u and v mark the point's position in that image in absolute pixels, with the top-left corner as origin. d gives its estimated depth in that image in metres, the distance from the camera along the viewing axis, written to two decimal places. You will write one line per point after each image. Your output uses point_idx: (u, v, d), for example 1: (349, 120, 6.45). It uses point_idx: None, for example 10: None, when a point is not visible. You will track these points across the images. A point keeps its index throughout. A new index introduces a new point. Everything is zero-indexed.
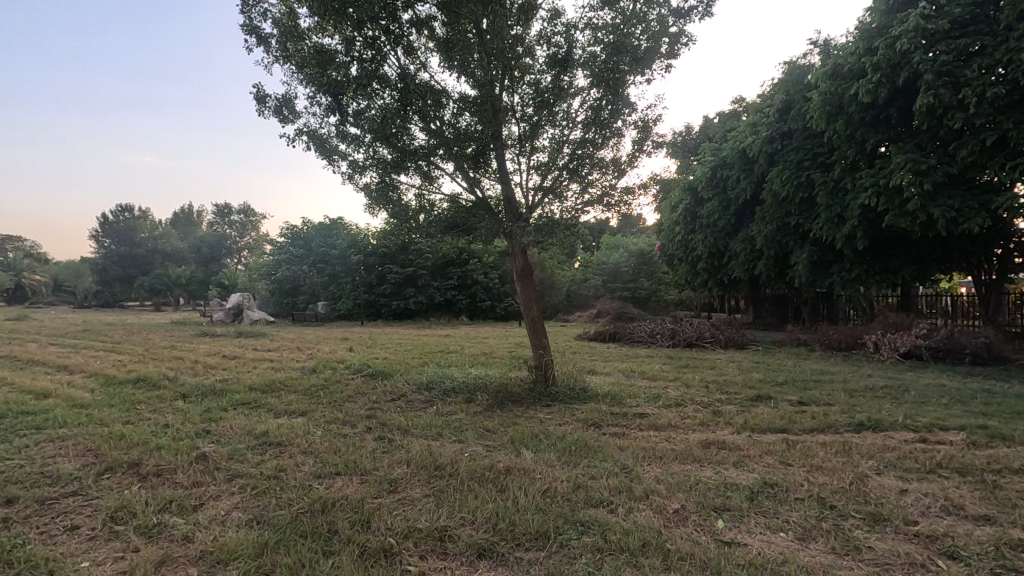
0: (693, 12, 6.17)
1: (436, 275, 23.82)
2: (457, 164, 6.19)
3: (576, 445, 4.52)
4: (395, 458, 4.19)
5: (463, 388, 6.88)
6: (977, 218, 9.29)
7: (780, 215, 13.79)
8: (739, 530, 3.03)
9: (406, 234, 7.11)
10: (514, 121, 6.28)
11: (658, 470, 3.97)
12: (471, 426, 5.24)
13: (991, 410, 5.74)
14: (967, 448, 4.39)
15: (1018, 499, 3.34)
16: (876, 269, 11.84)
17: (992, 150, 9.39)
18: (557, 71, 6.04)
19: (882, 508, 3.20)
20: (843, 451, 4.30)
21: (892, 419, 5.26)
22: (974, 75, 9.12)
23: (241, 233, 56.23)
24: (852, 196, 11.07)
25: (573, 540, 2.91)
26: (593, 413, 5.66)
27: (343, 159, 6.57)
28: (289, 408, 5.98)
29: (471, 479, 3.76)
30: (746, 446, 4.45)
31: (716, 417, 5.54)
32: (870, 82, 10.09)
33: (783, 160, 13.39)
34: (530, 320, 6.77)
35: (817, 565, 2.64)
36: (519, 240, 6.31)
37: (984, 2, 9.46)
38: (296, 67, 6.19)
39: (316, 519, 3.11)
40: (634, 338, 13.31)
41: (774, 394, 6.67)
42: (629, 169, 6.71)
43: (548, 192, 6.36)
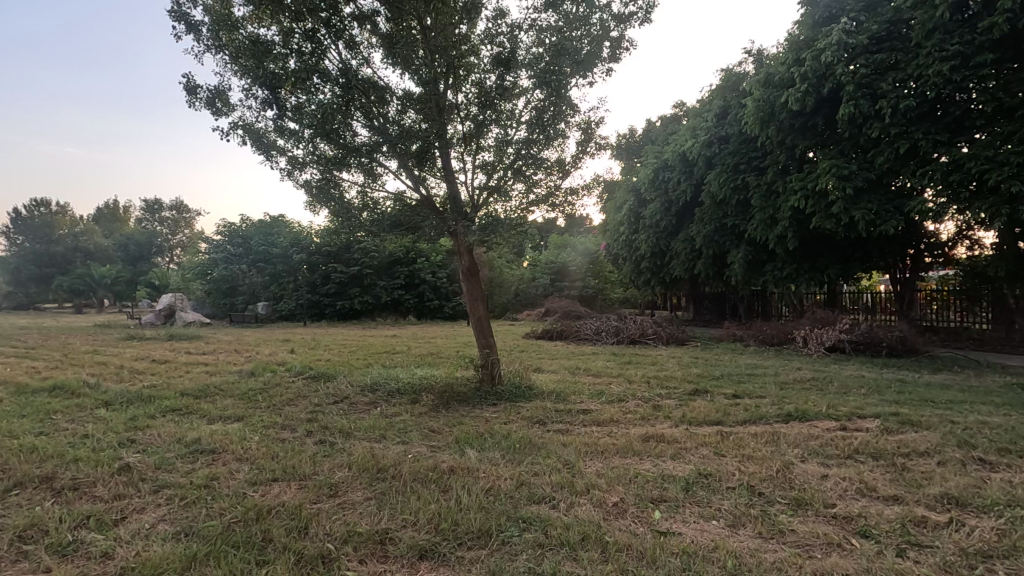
0: (633, 18, 6.36)
1: (383, 275, 23.41)
2: (402, 162, 6.12)
3: (521, 443, 4.55)
4: (337, 462, 4.09)
5: (408, 389, 6.78)
6: (893, 221, 10.00)
7: (718, 215, 14.40)
8: (674, 520, 3.15)
9: (348, 233, 6.94)
10: (459, 120, 6.26)
11: (600, 465, 4.06)
12: (415, 427, 5.20)
13: (904, 398, 6.21)
14: (880, 434, 4.72)
15: (923, 479, 3.63)
16: (804, 269, 12.56)
17: (905, 157, 10.13)
18: (501, 72, 6.06)
19: (805, 493, 3.40)
20: (772, 441, 4.54)
21: (817, 410, 5.59)
22: (890, 87, 9.80)
23: (173, 231, 53.06)
24: (783, 199, 11.69)
25: (514, 537, 2.93)
26: (538, 411, 5.73)
27: (282, 154, 6.35)
28: (224, 413, 5.72)
29: (414, 480, 3.74)
30: (683, 439, 4.63)
31: (656, 411, 5.73)
32: (799, 91, 10.68)
33: (720, 163, 13.99)
34: (476, 318, 6.76)
35: (745, 549, 2.77)
36: (463, 239, 6.28)
37: (898, 21, 10.19)
38: (230, 58, 5.94)
39: (250, 528, 3.00)
40: (580, 335, 13.53)
41: (710, 387, 6.96)
42: (573, 169, 6.84)
43: (494, 190, 6.39)
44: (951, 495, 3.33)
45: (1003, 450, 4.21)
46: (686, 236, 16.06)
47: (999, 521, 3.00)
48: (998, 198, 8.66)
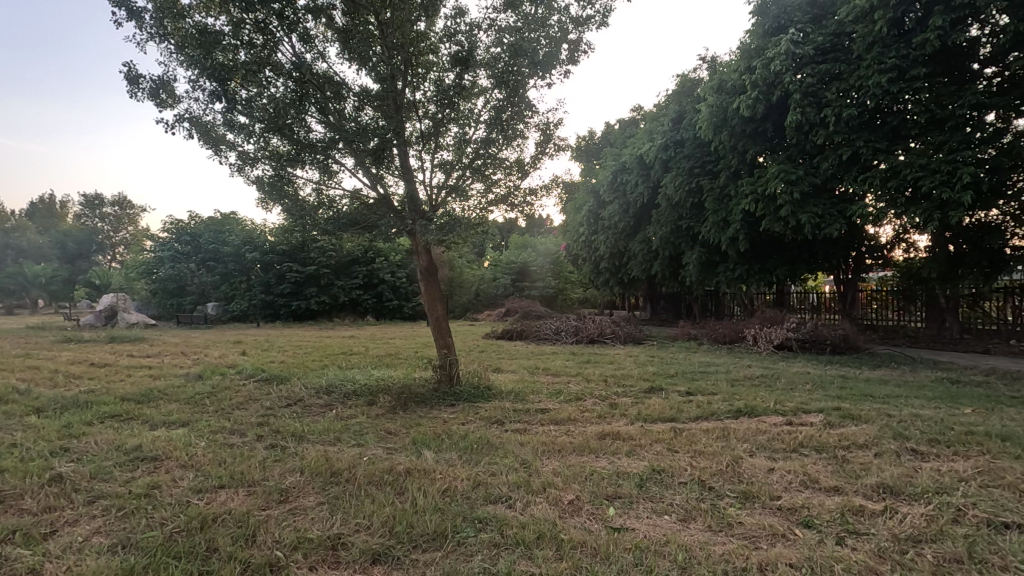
0: (590, 22, 6.45)
1: (341, 274, 22.95)
2: (359, 160, 6.00)
3: (478, 443, 4.54)
4: (288, 466, 3.98)
5: (364, 391, 6.67)
6: (836, 224, 10.47)
7: (674, 217, 14.77)
8: (628, 515, 3.20)
9: (302, 232, 6.75)
10: (418, 118, 6.20)
11: (556, 463, 4.09)
12: (371, 428, 5.11)
13: (846, 393, 6.52)
14: (823, 428, 4.94)
15: (861, 470, 3.81)
16: (755, 270, 13.02)
17: (848, 164, 10.63)
18: (459, 71, 6.00)
19: (752, 486, 3.52)
20: (722, 436, 4.68)
21: (765, 405, 5.80)
22: (834, 97, 10.26)
23: (115, 228, 50.49)
24: (735, 202, 12.08)
25: (469, 538, 2.92)
26: (496, 411, 5.73)
27: (232, 149, 6.13)
28: (168, 418, 5.47)
29: (369, 483, 3.67)
30: (638, 436, 4.72)
31: (613, 410, 5.82)
32: (750, 98, 11.06)
33: (676, 166, 14.33)
34: (434, 319, 6.69)
35: (695, 543, 2.84)
36: (421, 238, 6.19)
37: (842, 33, 10.67)
38: (175, 47, 5.69)
39: (193, 538, 2.88)
40: (540, 335, 13.62)
41: (665, 385, 7.13)
42: (532, 170, 6.87)
43: (453, 189, 6.38)
44: (886, 484, 3.51)
45: (933, 441, 4.48)
46: (644, 238, 16.41)
47: (929, 508, 3.18)
48: (931, 204, 9.20)
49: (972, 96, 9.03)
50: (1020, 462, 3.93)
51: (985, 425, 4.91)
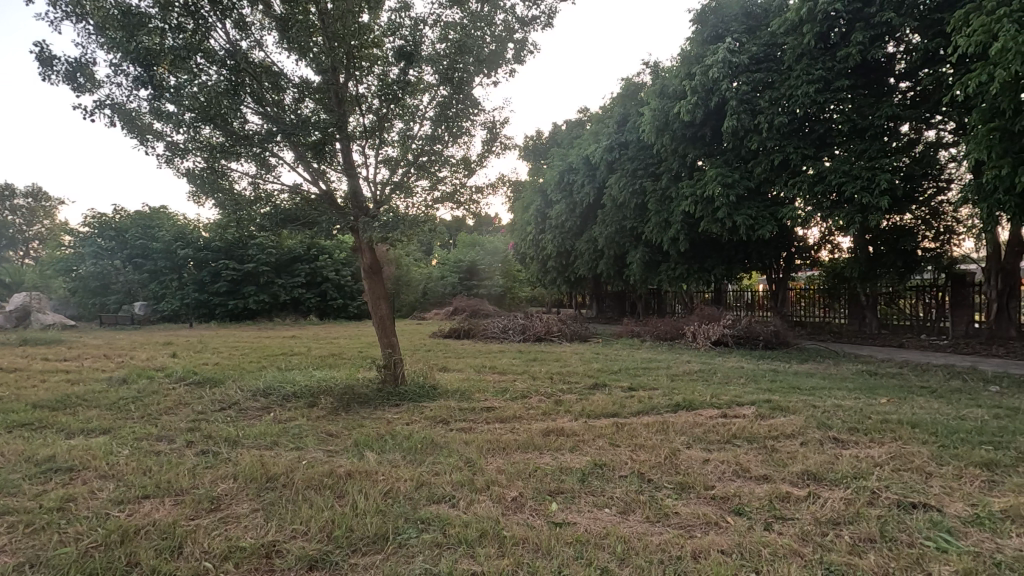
0: (535, 22, 6.51)
1: (281, 272, 22.16)
2: (299, 154, 5.79)
3: (422, 443, 4.49)
4: (219, 473, 3.80)
5: (304, 392, 6.45)
6: (769, 226, 11.03)
7: (618, 218, 15.13)
8: (570, 510, 3.25)
9: (238, 228, 6.45)
10: (361, 113, 6.05)
11: (501, 461, 4.10)
12: (311, 431, 4.95)
13: (776, 386, 6.88)
14: (755, 419, 5.18)
15: (788, 459, 4.03)
16: (694, 269, 13.53)
17: (779, 169, 11.20)
18: (404, 66, 5.89)
19: (688, 477, 3.65)
20: (661, 430, 4.83)
21: (702, 399, 6.04)
22: (767, 105, 10.78)
23: (29, 222, 45.89)
24: (676, 203, 12.50)
25: (411, 539, 2.88)
26: (441, 410, 5.69)
27: (160, 139, 5.78)
28: (86, 426, 5.10)
29: (308, 488, 3.55)
30: (581, 431, 4.80)
31: (558, 406, 5.90)
32: (690, 103, 11.46)
33: (621, 167, 14.69)
34: (378, 318, 6.56)
35: (634, 534, 2.92)
36: (363, 235, 6.03)
37: (774, 44, 11.24)
38: (95, 28, 5.31)
39: (112, 552, 2.70)
40: (487, 333, 13.62)
41: (609, 381, 7.29)
42: (478, 168, 6.85)
43: (397, 186, 6.21)
44: (810, 471, 3.73)
45: (853, 429, 4.79)
46: (590, 237, 16.73)
47: (847, 492, 3.40)
48: (852, 208, 9.84)
49: (889, 108, 9.71)
50: (928, 446, 4.26)
51: (898, 413, 5.30)
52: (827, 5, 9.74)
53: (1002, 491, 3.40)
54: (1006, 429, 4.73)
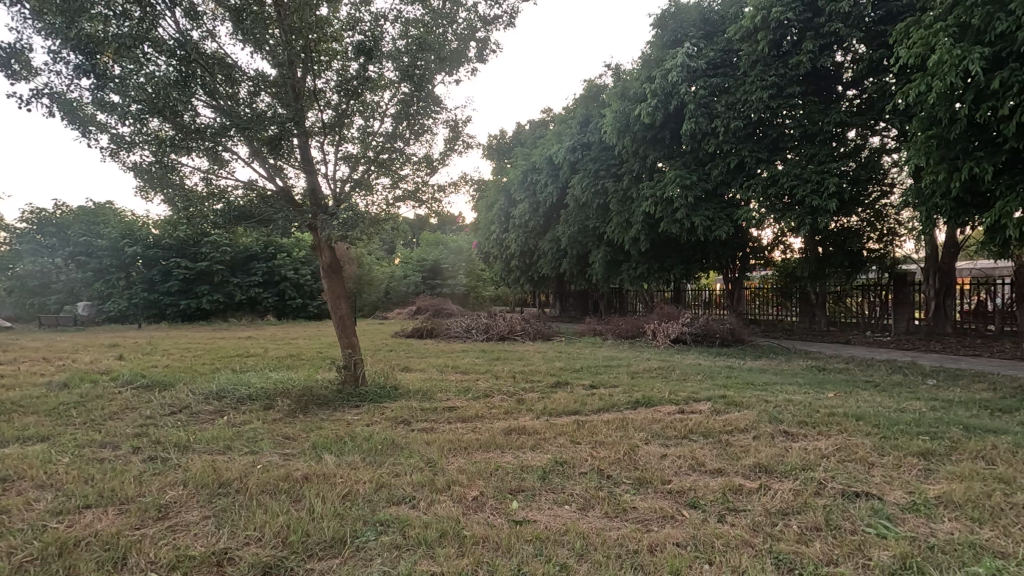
0: (498, 21, 6.52)
1: (237, 271, 21.49)
2: (254, 149, 5.62)
3: (383, 444, 4.43)
4: (168, 480, 3.65)
5: (261, 394, 6.27)
6: (725, 226, 11.36)
7: (581, 217, 15.30)
8: (530, 508, 3.27)
9: (189, 225, 6.21)
10: (320, 108, 5.92)
11: (462, 461, 4.08)
12: (267, 434, 4.82)
13: (732, 382, 7.09)
14: (710, 415, 5.33)
15: (741, 452, 4.16)
16: (654, 269, 13.80)
17: (735, 171, 11.55)
18: (364, 61, 5.79)
19: (646, 473, 3.72)
20: (621, 427, 4.91)
21: (661, 395, 6.18)
22: (723, 109, 11.10)
23: None
24: (636, 204, 12.72)
25: (369, 542, 2.84)
26: (403, 410, 5.63)
27: (104, 131, 5.51)
28: (22, 433, 4.82)
29: (262, 493, 3.45)
30: (542, 430, 4.83)
31: (520, 405, 5.92)
32: (650, 105, 11.69)
33: (583, 168, 14.85)
34: (338, 317, 6.43)
35: (592, 530, 2.96)
36: (321, 233, 5.90)
37: (730, 50, 11.57)
38: (32, 13, 5.02)
39: (49, 566, 2.57)
40: (450, 333, 13.55)
41: (571, 379, 7.36)
42: (440, 166, 6.80)
43: (357, 184, 6.05)
44: (762, 464, 3.86)
45: (802, 423, 4.98)
46: (553, 237, 16.87)
47: (796, 483, 3.54)
48: (803, 211, 10.23)
49: (836, 114, 10.14)
50: (871, 438, 4.48)
51: (843, 407, 5.55)
52: (780, 14, 10.09)
53: (937, 479, 3.60)
54: (942, 420, 5.01)
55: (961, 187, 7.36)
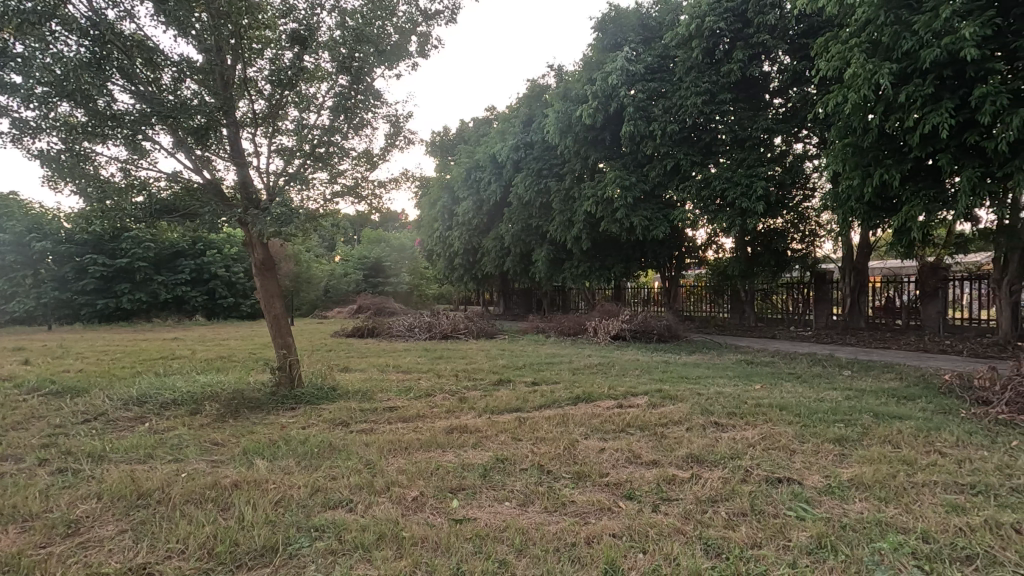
0: (439, 16, 6.44)
1: (161, 268, 20.23)
2: (178, 140, 5.28)
3: (320, 447, 4.30)
4: (79, 493, 3.39)
5: (186, 399, 5.93)
6: (662, 226, 11.76)
7: (524, 216, 15.42)
8: (470, 506, 3.27)
9: (104, 219, 5.76)
10: (252, 99, 5.66)
11: (402, 461, 4.02)
12: (193, 441, 4.56)
13: (668, 376, 7.37)
14: (646, 408, 5.51)
15: (676, 443, 4.32)
16: (595, 267, 14.12)
17: (671, 173, 11.98)
18: (298, 50, 5.58)
19: (585, 467, 3.80)
20: (561, 422, 5.00)
21: (601, 391, 6.32)
22: (660, 113, 11.48)
23: None
24: (578, 203, 12.97)
25: (303, 548, 2.74)
26: (341, 412, 5.47)
27: (3, 115, 5.03)
28: None
29: (186, 503, 3.26)
30: (483, 428, 4.83)
31: (462, 403, 5.89)
32: (591, 107, 11.93)
33: (526, 167, 14.97)
34: (271, 318, 6.18)
35: (531, 525, 2.99)
36: (253, 230, 5.64)
37: (666, 56, 11.98)
38: None
39: None
40: (392, 332, 13.32)
41: (513, 377, 7.41)
42: (380, 162, 6.65)
43: (291, 177, 5.81)
44: (694, 455, 4.03)
45: (731, 414, 5.23)
46: (496, 235, 16.91)
47: (725, 471, 3.72)
48: (733, 212, 10.75)
49: (763, 121, 10.72)
50: (792, 426, 4.76)
51: (769, 398, 5.88)
52: (713, 23, 10.53)
53: (850, 463, 3.88)
54: (855, 408, 5.40)
55: (872, 193, 7.96)
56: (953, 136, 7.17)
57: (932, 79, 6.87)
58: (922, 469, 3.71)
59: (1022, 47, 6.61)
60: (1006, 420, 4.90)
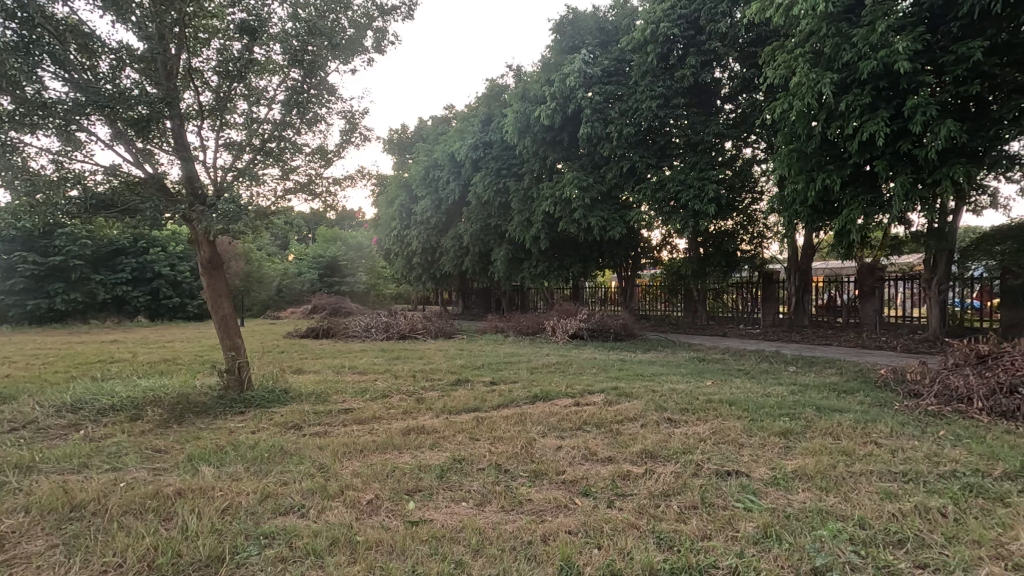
0: (396, 12, 6.36)
1: (99, 267, 19.15)
2: (116, 131, 4.99)
3: (271, 451, 4.16)
4: (4, 507, 3.16)
5: (126, 404, 5.63)
6: (619, 227, 11.96)
7: (483, 215, 15.40)
8: (427, 507, 3.23)
9: (33, 214, 5.40)
10: (198, 90, 5.43)
11: (357, 464, 3.94)
12: (133, 448, 4.34)
13: (624, 374, 7.51)
14: (603, 406, 5.61)
15: (631, 440, 4.41)
16: (554, 267, 14.23)
17: (627, 175, 12.21)
18: (247, 42, 5.39)
19: (542, 465, 3.83)
20: (519, 421, 5.02)
21: (558, 389, 6.38)
22: (617, 115, 11.68)
23: None
24: (537, 204, 13.05)
25: (252, 557, 2.65)
26: (293, 415, 5.32)
27: None
28: None
29: (125, 514, 3.09)
30: (441, 428, 4.80)
31: (419, 404, 5.83)
32: (549, 107, 12.03)
33: (485, 166, 14.96)
34: (219, 318, 5.93)
35: (489, 524, 2.99)
36: (199, 227, 5.41)
37: (623, 59, 12.21)
38: None
39: None
40: (348, 332, 13.05)
41: (471, 376, 7.40)
42: (335, 159, 6.50)
43: (240, 173, 5.56)
44: (648, 450, 4.11)
45: (684, 410, 5.38)
46: (455, 234, 16.81)
47: (677, 466, 3.82)
48: (687, 214, 11.05)
49: (715, 126, 11.05)
50: (741, 421, 4.93)
51: (719, 394, 6.08)
52: (667, 29, 10.80)
53: (794, 454, 4.05)
54: (799, 402, 5.65)
55: (815, 196, 8.34)
56: (887, 144, 7.58)
57: (870, 90, 7.26)
58: (859, 459, 3.92)
59: (949, 62, 7.05)
60: (935, 410, 5.23)
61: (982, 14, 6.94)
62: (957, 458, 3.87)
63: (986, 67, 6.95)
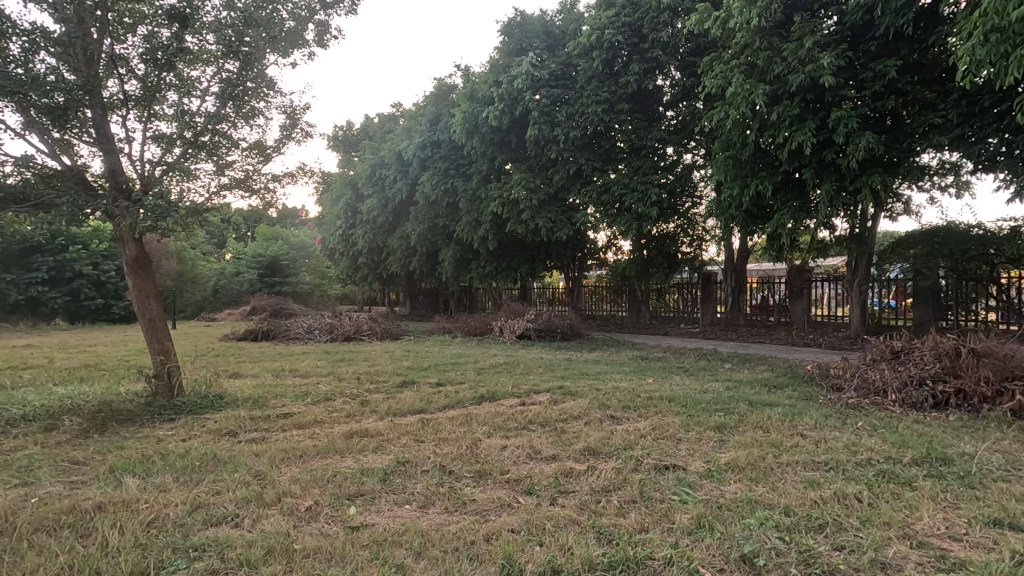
0: (339, 5, 6.21)
1: (11, 266, 17.65)
2: (28, 119, 4.62)
3: (203, 460, 3.98)
4: None
5: (40, 414, 5.23)
6: (565, 228, 12.13)
7: (430, 215, 15.25)
8: (369, 512, 3.17)
9: None
10: (123, 78, 5.12)
11: (296, 470, 3.82)
12: (48, 460, 4.04)
13: (569, 373, 7.64)
14: (548, 404, 5.69)
15: (575, 437, 4.49)
16: (502, 267, 14.26)
17: (574, 177, 12.41)
18: (177, 29, 5.12)
19: (486, 465, 3.84)
20: (464, 421, 5.01)
21: (504, 390, 6.40)
22: (563, 118, 11.86)
23: None
24: (484, 204, 13.05)
25: (179, 571, 2.52)
26: (228, 421, 5.09)
27: None
28: None
29: (37, 532, 2.87)
30: (385, 431, 4.72)
31: (362, 407, 5.71)
32: (497, 108, 12.07)
33: (433, 165, 14.84)
34: (146, 320, 5.59)
35: (431, 526, 2.96)
36: (122, 223, 5.08)
37: (570, 64, 12.41)
38: None
39: None
40: (289, 334, 12.63)
41: (417, 378, 7.33)
42: (274, 155, 6.27)
43: (169, 167, 5.26)
44: (591, 447, 4.20)
45: (626, 407, 5.52)
46: (402, 234, 16.58)
47: (618, 462, 3.92)
48: (630, 216, 11.34)
49: (657, 132, 11.39)
50: (679, 416, 5.12)
51: (660, 391, 6.29)
52: (612, 35, 11.06)
53: (727, 448, 4.25)
54: (733, 398, 5.91)
55: (750, 201, 8.75)
56: (814, 153, 8.06)
57: (798, 102, 7.69)
58: (786, 450, 4.15)
59: (868, 78, 7.56)
60: (854, 403, 5.60)
61: (896, 35, 7.51)
62: (872, 447, 4.17)
63: (899, 84, 7.51)
